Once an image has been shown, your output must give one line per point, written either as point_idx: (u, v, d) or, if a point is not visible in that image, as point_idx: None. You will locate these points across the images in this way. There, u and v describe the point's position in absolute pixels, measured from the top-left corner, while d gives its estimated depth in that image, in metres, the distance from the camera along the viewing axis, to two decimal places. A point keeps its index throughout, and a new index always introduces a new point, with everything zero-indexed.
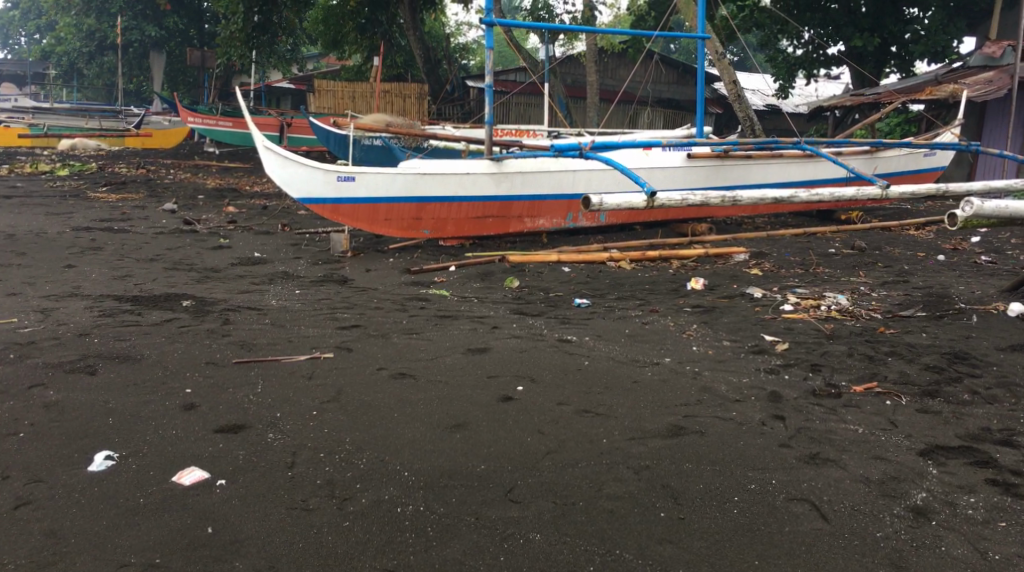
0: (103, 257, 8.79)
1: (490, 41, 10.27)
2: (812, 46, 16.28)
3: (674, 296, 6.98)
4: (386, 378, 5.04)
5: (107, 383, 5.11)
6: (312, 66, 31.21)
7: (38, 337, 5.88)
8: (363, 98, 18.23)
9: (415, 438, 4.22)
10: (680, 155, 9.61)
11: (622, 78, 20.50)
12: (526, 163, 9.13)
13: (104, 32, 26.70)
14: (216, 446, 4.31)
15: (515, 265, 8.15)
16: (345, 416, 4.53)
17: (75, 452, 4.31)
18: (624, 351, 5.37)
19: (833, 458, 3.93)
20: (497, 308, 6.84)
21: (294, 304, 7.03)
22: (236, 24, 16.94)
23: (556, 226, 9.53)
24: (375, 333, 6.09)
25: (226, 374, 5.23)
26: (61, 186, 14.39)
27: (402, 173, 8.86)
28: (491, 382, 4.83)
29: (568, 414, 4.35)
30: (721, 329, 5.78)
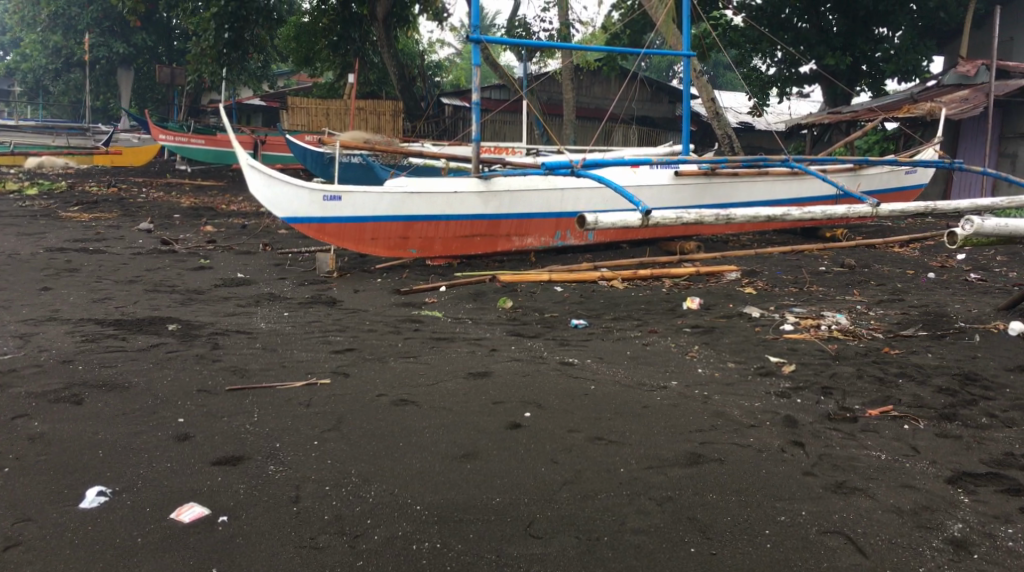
0: (80, 279, 8.57)
1: (475, 56, 10.22)
2: (785, 64, 16.38)
3: (672, 316, 6.90)
4: (388, 405, 4.91)
5: (95, 413, 4.93)
6: (283, 83, 30.93)
7: (18, 365, 5.68)
8: (338, 115, 18.06)
9: (425, 469, 4.09)
10: (667, 172, 9.55)
11: (598, 95, 20.49)
12: (514, 181, 9.04)
13: (71, 49, 26.14)
14: (215, 479, 4.15)
15: (506, 285, 8.03)
16: (348, 447, 4.39)
17: (66, 487, 4.14)
18: (628, 374, 5.28)
19: (860, 487, 3.85)
20: (493, 329, 6.73)
21: (284, 327, 6.87)
22: (207, 41, 16.81)
23: (545, 245, 9.42)
24: (370, 357, 5.95)
25: (220, 402, 5.07)
26: (31, 206, 14.07)
27: (388, 192, 8.74)
28: (498, 409, 4.71)
29: (581, 441, 4.24)
30: (723, 350, 5.71)
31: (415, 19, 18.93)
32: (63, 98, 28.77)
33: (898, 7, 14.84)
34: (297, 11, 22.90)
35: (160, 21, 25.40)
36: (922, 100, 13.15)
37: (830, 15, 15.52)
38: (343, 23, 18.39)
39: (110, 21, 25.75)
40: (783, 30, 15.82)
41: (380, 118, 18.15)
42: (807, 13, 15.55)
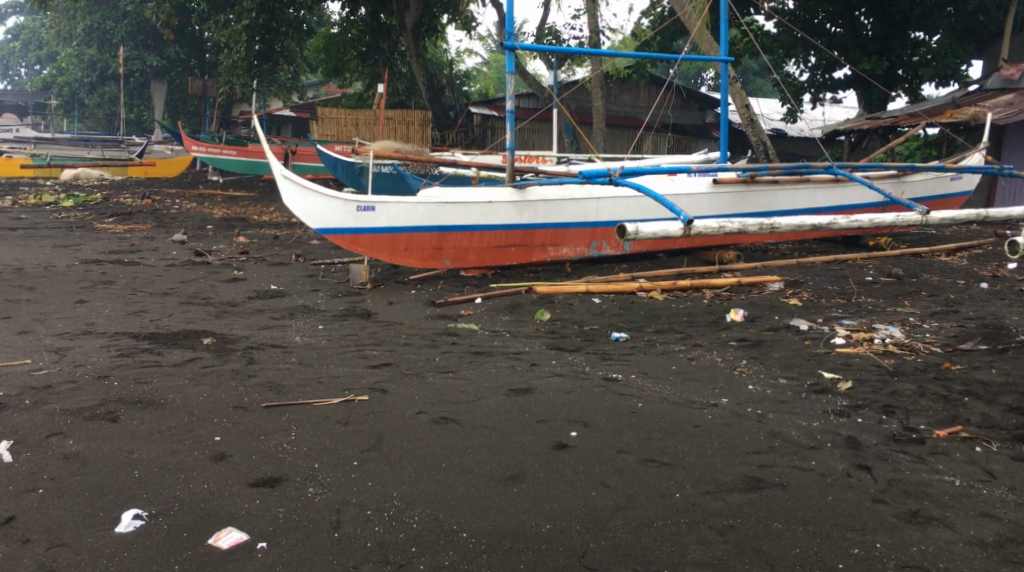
0: (115, 292, 8.51)
1: (509, 65, 10.08)
2: (819, 69, 16.04)
3: (715, 328, 6.69)
4: (428, 424, 4.75)
5: (130, 431, 4.82)
6: (312, 94, 31.01)
7: (54, 381, 5.59)
8: (367, 125, 17.96)
9: (468, 493, 3.93)
10: (705, 181, 9.34)
11: (627, 102, 20.31)
12: (549, 191, 8.89)
13: (105, 62, 26.29)
14: (254, 502, 4.03)
15: (543, 296, 7.84)
16: (389, 468, 4.24)
17: (101, 510, 4.04)
18: (676, 391, 5.08)
19: (937, 517, 3.64)
20: (533, 343, 6.56)
21: (319, 340, 6.75)
22: (238, 53, 16.85)
23: (580, 254, 9.22)
24: (408, 372, 5.81)
25: (256, 419, 4.95)
26: (67, 218, 14.10)
27: (422, 203, 8.62)
28: (542, 427, 4.54)
29: (631, 464, 4.06)
30: (773, 365, 5.50)
31: (443, 29, 18.92)
32: (98, 110, 28.84)
33: (935, 12, 14.60)
34: (326, 22, 22.92)
35: (193, 34, 25.96)
36: (965, 105, 12.83)
37: (865, 19, 15.28)
38: (372, 33, 18.50)
39: (144, 34, 26.04)
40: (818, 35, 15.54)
41: (408, 127, 18.01)
42: (841, 18, 15.35)
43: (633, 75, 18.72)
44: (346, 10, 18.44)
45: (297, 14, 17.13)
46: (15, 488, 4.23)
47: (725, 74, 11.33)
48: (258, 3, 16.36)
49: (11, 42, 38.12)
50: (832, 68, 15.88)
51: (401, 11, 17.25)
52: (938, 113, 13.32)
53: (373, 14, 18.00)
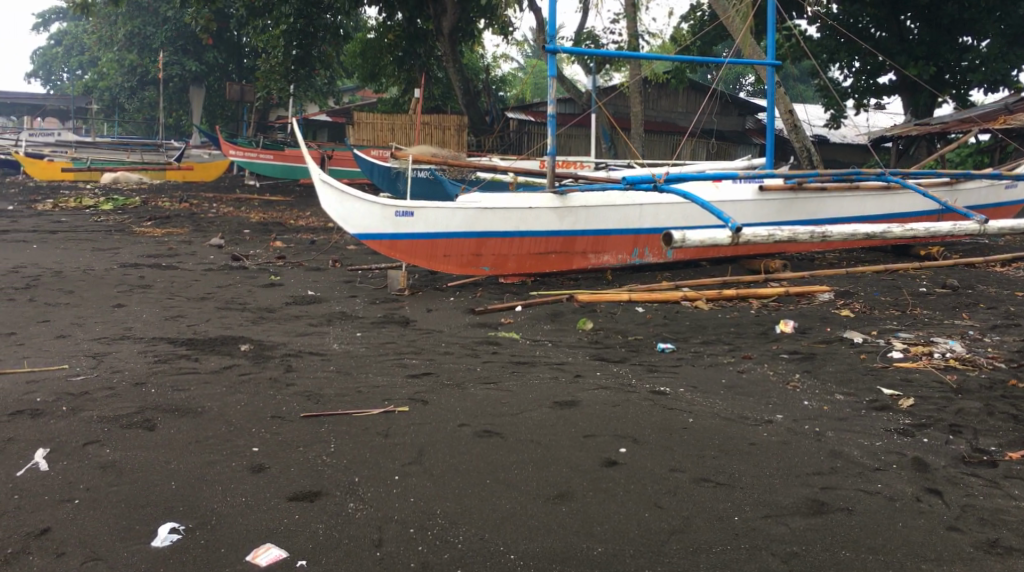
0: (152, 296, 8.46)
1: (551, 68, 9.93)
2: (864, 74, 15.67)
3: (765, 340, 6.49)
4: (471, 437, 4.61)
5: (166, 440, 4.72)
6: (348, 99, 31.06)
7: (91, 388, 5.51)
8: (402, 130, 17.93)
9: (515, 512, 3.78)
10: (751, 187, 9.11)
11: (665, 108, 20.08)
12: (591, 197, 8.72)
13: (146, 68, 26.47)
14: (293, 517, 3.90)
15: (584, 304, 7.65)
16: (432, 484, 4.10)
17: (137, 523, 3.95)
18: (727, 406, 4.89)
19: (1018, 547, 3.44)
20: (575, 354, 6.40)
21: (358, 348, 6.64)
22: (276, 58, 16.87)
23: (622, 262, 9.03)
24: (449, 382, 5.66)
25: (295, 430, 4.83)
26: (106, 221, 14.16)
27: (462, 208, 8.50)
28: (590, 443, 4.38)
29: (686, 483, 3.88)
30: (828, 380, 5.29)
31: (480, 34, 18.84)
32: (138, 115, 29.03)
33: (985, 16, 14.20)
34: (363, 28, 22.92)
35: (231, 39, 26.07)
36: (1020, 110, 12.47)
37: (911, 24, 15.03)
38: (409, 38, 18.48)
39: (183, 40, 26.19)
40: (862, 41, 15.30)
41: (444, 133, 17.94)
42: (887, 22, 15.07)
43: (671, 81, 18.53)
44: (383, 15, 18.42)
45: (335, 19, 17.12)
46: (51, 498, 4.15)
47: (771, 79, 11.05)
48: (296, 9, 16.40)
49: (54, 47, 38.62)
50: (877, 73, 15.52)
51: (438, 15, 17.20)
52: (990, 118, 12.95)
53: (410, 18, 17.98)
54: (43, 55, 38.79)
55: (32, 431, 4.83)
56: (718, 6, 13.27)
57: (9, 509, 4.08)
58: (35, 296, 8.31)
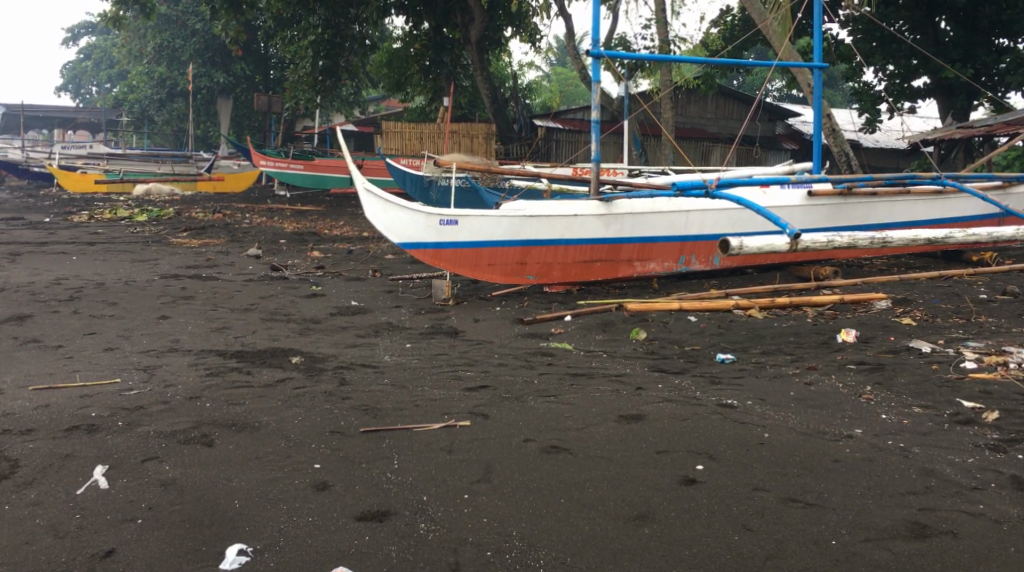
0: (196, 307, 8.40)
1: (594, 73, 9.74)
2: (897, 78, 15.31)
3: (827, 350, 6.30)
4: (537, 452, 4.49)
5: (227, 456, 4.62)
6: (373, 108, 31.05)
7: (146, 402, 5.42)
8: (431, 138, 17.80)
9: (596, 535, 3.70)
10: (799, 193, 8.83)
11: (695, 113, 19.89)
12: (637, 204, 8.57)
13: (175, 80, 26.62)
14: (363, 539, 3.82)
15: (634, 314, 7.40)
16: (504, 503, 4.00)
17: (203, 544, 3.86)
18: (801, 419, 4.73)
19: None
20: (633, 365, 6.24)
21: (410, 360, 6.52)
22: (304, 69, 17.00)
23: (668, 270, 8.85)
24: (507, 395, 5.53)
25: (356, 445, 4.72)
26: (142, 232, 14.16)
27: (506, 216, 8.36)
28: (665, 459, 4.26)
29: (773, 504, 3.78)
30: (902, 393, 5.11)
31: (507, 42, 18.75)
32: (166, 126, 29.16)
33: None
34: (388, 37, 22.90)
35: (258, 51, 26.34)
36: None
37: (945, 25, 14.67)
38: (435, 47, 18.33)
39: (212, 51, 26.40)
40: (895, 43, 14.95)
41: (472, 140, 17.74)
42: (921, 24, 14.72)
43: (701, 87, 18.32)
44: (409, 24, 18.40)
45: (361, 29, 16.88)
46: (114, 518, 4.08)
47: (818, 82, 10.76)
48: (324, 19, 16.44)
49: (83, 61, 38.96)
50: (909, 77, 15.15)
51: (465, 24, 17.11)
52: None
53: (436, 27, 17.92)
54: (73, 69, 39.24)
55: (90, 448, 4.75)
56: (753, 10, 13.12)
57: (71, 530, 4.00)
58: (79, 308, 8.28)
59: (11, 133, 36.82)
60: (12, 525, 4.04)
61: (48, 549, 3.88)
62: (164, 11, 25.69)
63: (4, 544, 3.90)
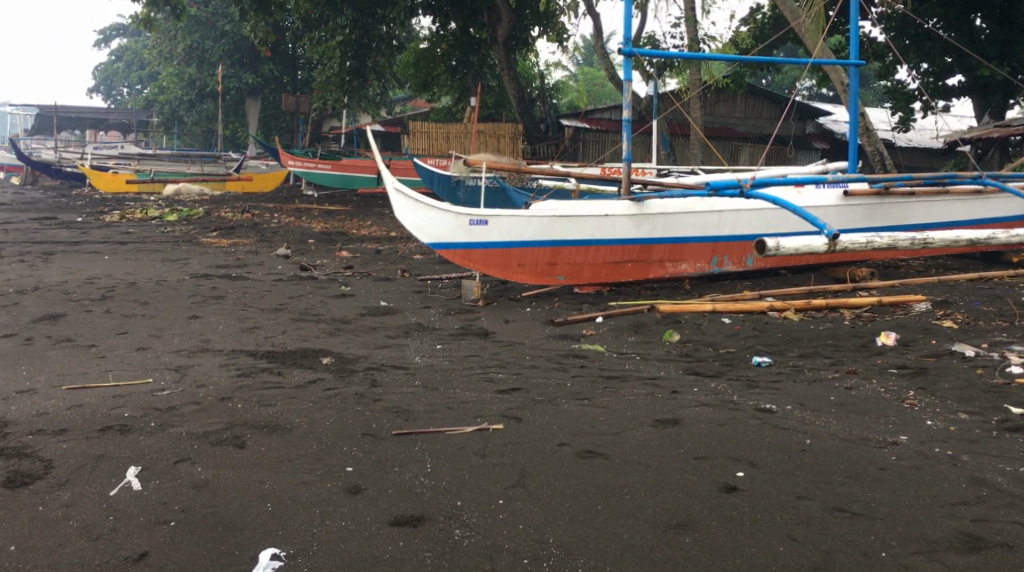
0: (227, 307, 8.39)
1: (625, 72, 9.61)
2: (931, 75, 15.16)
3: (867, 353, 6.16)
4: (573, 457, 4.41)
5: (259, 458, 4.58)
6: (399, 108, 31.08)
7: (178, 402, 5.39)
8: (458, 138, 17.73)
9: (636, 543, 3.63)
10: (835, 192, 8.65)
11: (723, 112, 19.69)
12: (669, 204, 8.45)
13: (205, 81, 26.76)
14: (398, 544, 3.76)
15: (666, 315, 7.29)
16: (540, 509, 3.93)
17: (235, 548, 3.81)
18: (844, 424, 4.62)
19: None
20: (667, 367, 6.14)
21: (441, 361, 6.46)
22: (331, 70, 16.97)
23: (700, 271, 8.72)
24: (540, 398, 5.44)
25: (388, 448, 4.66)
26: (173, 232, 14.21)
27: (536, 216, 8.27)
28: (705, 465, 4.17)
29: (818, 513, 3.72)
30: (947, 398, 4.99)
31: (534, 41, 18.68)
32: (196, 127, 29.32)
33: None
34: (415, 38, 22.89)
35: (286, 52, 26.46)
36: None
37: (980, 23, 14.39)
38: (461, 48, 18.41)
39: (241, 52, 26.51)
40: (929, 41, 14.69)
41: (499, 140, 17.67)
42: (955, 21, 14.44)
43: (731, 86, 18.13)
44: (436, 24, 18.50)
45: (389, 30, 16.89)
46: (146, 520, 4.04)
47: (855, 80, 10.56)
48: (352, 20, 16.39)
49: (115, 63, 39.29)
50: (944, 75, 15.01)
51: (492, 23, 17.02)
52: None
53: (463, 27, 17.89)
54: (105, 70, 39.60)
55: (123, 448, 4.72)
56: (786, 8, 12.94)
57: (105, 532, 3.97)
58: (111, 307, 8.29)
59: (44, 133, 37.18)
60: (46, 526, 4.01)
61: (81, 551, 3.84)
62: (194, 13, 25.81)
63: (38, 546, 3.88)
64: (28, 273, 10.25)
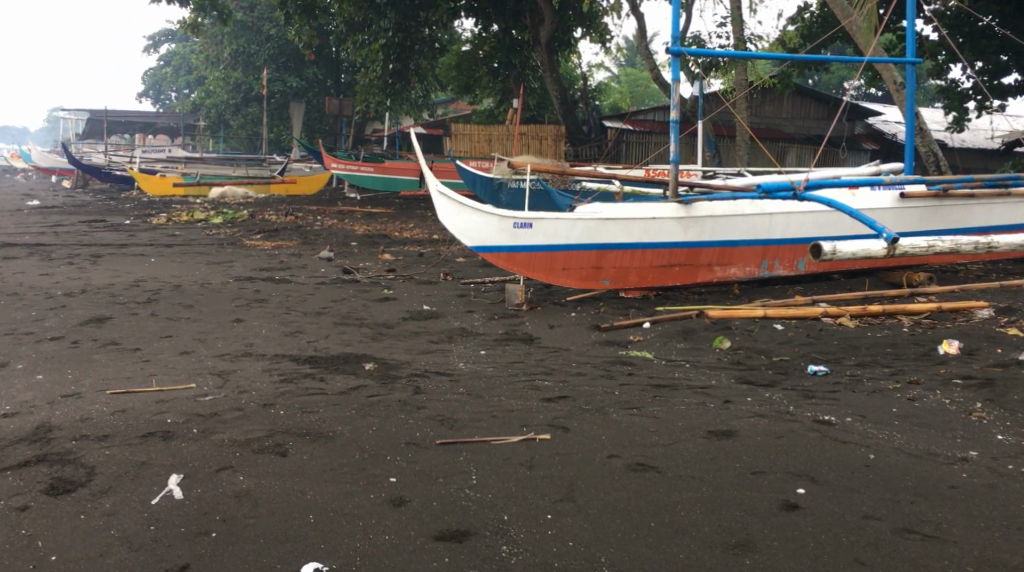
0: (270, 311, 8.33)
1: (673, 71, 9.39)
2: (987, 74, 14.58)
3: (929, 362, 5.92)
4: (623, 470, 4.25)
5: (301, 467, 4.47)
6: (441, 110, 31.03)
7: (221, 409, 5.31)
8: (501, 140, 17.60)
9: (695, 564, 3.51)
10: (891, 194, 8.36)
11: (770, 113, 19.34)
12: (718, 206, 8.23)
13: (250, 85, 26.92)
14: (443, 561, 3.65)
15: (716, 321, 7.09)
16: (591, 526, 3.80)
17: (278, 562, 3.71)
18: (909, 439, 4.42)
19: None
20: (718, 376, 5.95)
21: (485, 367, 6.32)
22: (374, 73, 16.88)
23: (750, 275, 8.50)
24: (587, 407, 5.28)
25: (433, 459, 4.52)
26: (218, 235, 14.24)
27: (581, 219, 8.09)
28: (763, 482, 4.02)
29: (887, 534, 3.62)
30: (1017, 411, 4.77)
31: (577, 42, 18.50)
32: (241, 131, 29.49)
33: None
34: (458, 40, 22.80)
35: (330, 55, 26.55)
36: None
37: None
38: (504, 49, 18.29)
39: (286, 56, 26.66)
40: (985, 39, 14.22)
41: (542, 142, 17.51)
42: (1012, 19, 13.90)
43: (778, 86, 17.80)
44: (478, 26, 18.38)
45: (432, 32, 16.98)
46: (187, 531, 3.95)
47: (911, 79, 10.22)
48: (395, 23, 16.31)
49: (164, 67, 39.76)
50: (1001, 74, 14.46)
51: (535, 25, 16.83)
52: None
53: (505, 29, 17.75)
54: (153, 75, 40.06)
55: (165, 455, 4.65)
56: (837, 6, 12.54)
57: (147, 542, 3.88)
58: (157, 310, 8.27)
59: (95, 137, 37.75)
60: (88, 536, 3.94)
61: (123, 563, 3.76)
62: (240, 18, 25.96)
63: (80, 556, 3.80)
64: (77, 275, 10.30)
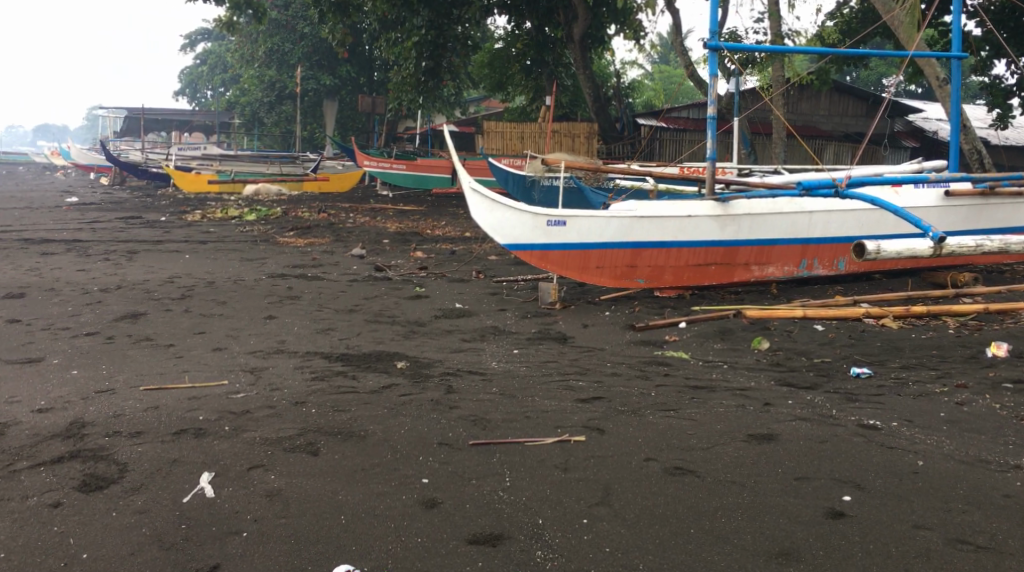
0: (303, 308, 8.29)
1: (711, 66, 9.22)
2: None
3: (977, 365, 5.74)
4: (661, 474, 4.13)
5: (332, 466, 4.40)
6: (473, 108, 30.95)
7: (252, 406, 5.25)
8: (534, 138, 17.48)
9: None
10: (935, 192, 8.15)
11: (807, 110, 19.06)
12: (756, 204, 8.07)
13: (284, 82, 27.05)
14: (477, 566, 3.56)
15: (754, 321, 6.94)
16: (628, 531, 3.70)
17: (309, 563, 3.65)
18: (960, 445, 4.27)
19: None
20: (758, 377, 5.80)
21: (519, 367, 6.22)
22: (406, 70, 16.80)
23: (788, 274, 8.34)
24: (623, 408, 5.16)
25: (466, 460, 4.43)
26: (251, 232, 14.27)
27: (616, 216, 7.96)
28: (808, 488, 3.90)
29: (937, 545, 3.48)
30: None
31: (611, 39, 18.32)
32: (275, 128, 29.61)
33: None
34: (490, 38, 22.71)
35: (363, 53, 26.56)
36: None
37: None
38: (537, 46, 18.14)
39: (320, 54, 26.79)
40: None
41: (575, 140, 17.38)
42: None
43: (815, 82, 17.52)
44: (511, 24, 18.22)
45: (465, 29, 16.93)
46: (219, 530, 3.89)
47: (955, 74, 9.97)
48: (428, 20, 16.27)
49: (200, 66, 40.07)
50: None
51: (568, 22, 16.67)
52: None
53: (538, 26, 17.61)
54: (189, 74, 40.40)
55: (197, 453, 4.60)
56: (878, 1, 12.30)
57: (178, 541, 3.83)
58: (190, 306, 8.26)
59: (132, 134, 38.13)
60: (119, 534, 3.89)
61: (154, 562, 3.71)
62: (274, 16, 26.05)
63: (111, 555, 3.76)
64: (112, 271, 10.34)
